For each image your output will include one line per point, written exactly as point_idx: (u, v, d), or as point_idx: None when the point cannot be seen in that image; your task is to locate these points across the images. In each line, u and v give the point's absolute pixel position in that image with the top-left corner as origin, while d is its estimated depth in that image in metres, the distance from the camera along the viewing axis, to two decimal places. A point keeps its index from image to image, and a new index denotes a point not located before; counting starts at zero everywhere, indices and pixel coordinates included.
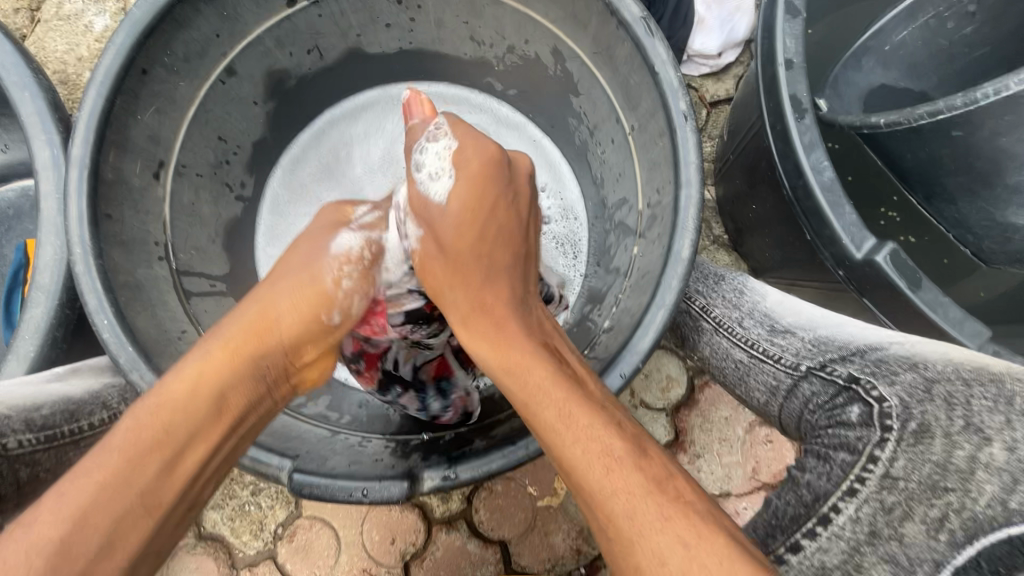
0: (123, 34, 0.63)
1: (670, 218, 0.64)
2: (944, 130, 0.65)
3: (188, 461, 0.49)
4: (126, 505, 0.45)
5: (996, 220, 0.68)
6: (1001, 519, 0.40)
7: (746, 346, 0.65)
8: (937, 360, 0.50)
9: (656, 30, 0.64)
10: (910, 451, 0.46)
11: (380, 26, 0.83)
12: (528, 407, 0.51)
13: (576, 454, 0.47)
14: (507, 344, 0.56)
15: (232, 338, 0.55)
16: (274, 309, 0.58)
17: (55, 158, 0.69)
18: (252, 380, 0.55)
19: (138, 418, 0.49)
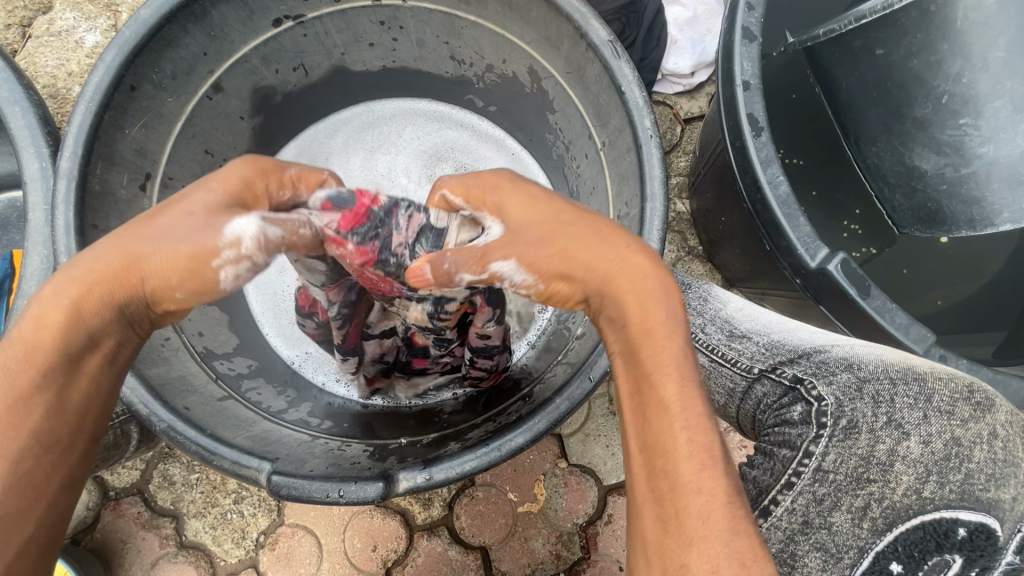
0: (113, 53, 0.66)
1: (636, 229, 0.67)
2: (868, 48, 0.75)
3: (71, 401, 0.46)
4: (14, 451, 0.43)
5: (906, 164, 0.77)
6: (917, 508, 0.46)
7: (708, 351, 0.67)
8: (870, 362, 0.54)
9: (622, 52, 0.67)
10: (840, 446, 0.50)
11: (363, 46, 0.87)
12: (650, 373, 0.45)
13: (678, 439, 0.43)
14: (645, 302, 0.48)
15: (89, 281, 0.47)
16: (139, 245, 0.47)
17: (44, 171, 0.71)
18: (117, 321, 0.48)
19: (5, 369, 0.44)
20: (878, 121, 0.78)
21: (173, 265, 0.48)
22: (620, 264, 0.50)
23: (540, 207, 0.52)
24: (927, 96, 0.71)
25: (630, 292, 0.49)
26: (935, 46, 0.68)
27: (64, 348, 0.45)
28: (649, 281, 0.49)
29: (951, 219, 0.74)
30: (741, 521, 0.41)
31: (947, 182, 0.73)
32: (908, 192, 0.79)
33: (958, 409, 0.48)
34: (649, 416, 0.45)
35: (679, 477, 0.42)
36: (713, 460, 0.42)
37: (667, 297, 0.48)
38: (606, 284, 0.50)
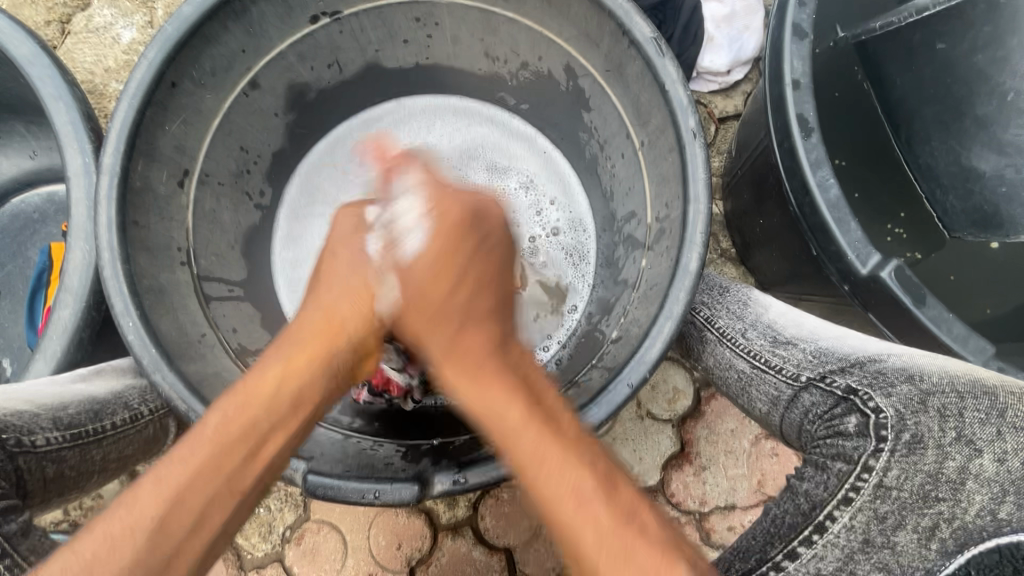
0: (155, 49, 0.66)
1: (677, 232, 0.66)
2: (929, 42, 0.76)
3: (267, 454, 0.50)
4: (211, 497, 0.47)
5: (963, 163, 0.78)
6: (991, 530, 0.44)
7: (749, 357, 0.65)
8: (933, 372, 0.52)
9: (667, 50, 0.66)
10: (904, 461, 0.48)
11: (398, 42, 0.86)
12: (503, 440, 0.51)
13: (551, 495, 0.46)
14: (476, 378, 0.55)
15: (309, 340, 0.57)
16: (337, 304, 0.60)
17: (87, 166, 0.72)
18: (325, 375, 0.56)
19: (226, 413, 0.50)
20: (933, 118, 0.80)
21: (364, 313, 0.60)
22: (459, 339, 0.58)
23: (431, 273, 0.61)
24: (991, 92, 0.73)
25: (455, 370, 0.56)
26: (1003, 41, 0.71)
27: (278, 398, 0.52)
28: (478, 356, 0.56)
29: (1009, 223, 0.74)
30: (632, 545, 0.43)
31: (1007, 184, 0.73)
32: (963, 194, 0.79)
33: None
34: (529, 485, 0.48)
35: (573, 537, 0.45)
36: (586, 498, 0.45)
37: (486, 366, 0.55)
38: (463, 367, 0.56)
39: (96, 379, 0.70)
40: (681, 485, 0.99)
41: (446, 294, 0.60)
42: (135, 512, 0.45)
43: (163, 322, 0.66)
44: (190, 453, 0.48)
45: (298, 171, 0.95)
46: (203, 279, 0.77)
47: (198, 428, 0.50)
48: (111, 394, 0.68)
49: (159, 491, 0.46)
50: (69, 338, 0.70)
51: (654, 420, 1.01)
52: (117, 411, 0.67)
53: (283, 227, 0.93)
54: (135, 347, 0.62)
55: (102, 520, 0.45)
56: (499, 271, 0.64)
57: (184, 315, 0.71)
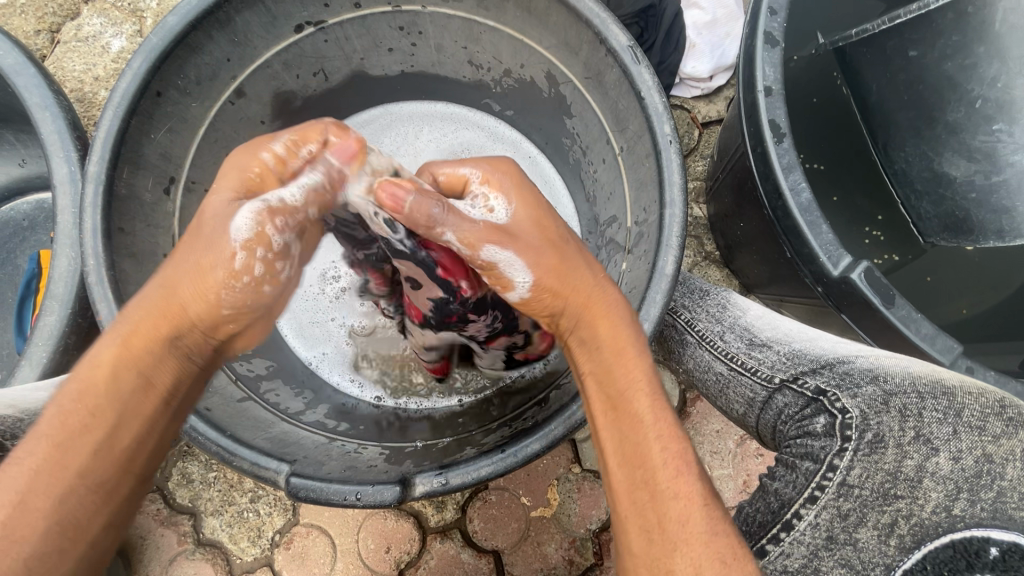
0: (140, 59, 0.67)
1: (655, 236, 0.67)
2: (902, 49, 0.77)
3: (120, 444, 0.48)
4: (59, 493, 0.45)
5: (934, 169, 0.79)
6: (946, 526, 0.45)
7: (726, 359, 0.67)
8: (896, 373, 0.53)
9: (642, 58, 0.67)
10: (865, 460, 0.49)
11: (382, 51, 0.88)
12: (624, 390, 0.50)
13: (655, 449, 0.47)
14: (609, 321, 0.54)
15: (142, 320, 0.51)
16: (181, 285, 0.51)
17: (72, 175, 0.72)
18: (174, 360, 0.52)
19: (62, 406, 0.47)
20: (908, 124, 0.81)
21: (210, 303, 0.52)
22: (570, 275, 0.55)
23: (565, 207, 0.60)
24: (960, 99, 0.73)
25: (585, 311, 0.55)
26: (970, 48, 0.71)
27: (114, 389, 0.48)
28: (615, 305, 0.55)
29: (979, 228, 0.76)
30: (717, 523, 0.45)
31: (977, 189, 0.74)
32: (936, 199, 0.81)
33: (990, 424, 0.47)
34: (626, 430, 0.48)
35: (659, 485, 0.46)
36: (684, 465, 0.46)
37: (619, 317, 0.54)
38: (584, 309, 0.55)
39: None
40: None
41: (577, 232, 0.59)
42: None
43: None
44: (35, 451, 0.46)
45: None
46: None
47: (31, 432, 0.47)
48: None
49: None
50: (54, 346, 0.71)
51: None
52: None
53: None
54: None
55: None
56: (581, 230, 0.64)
57: None
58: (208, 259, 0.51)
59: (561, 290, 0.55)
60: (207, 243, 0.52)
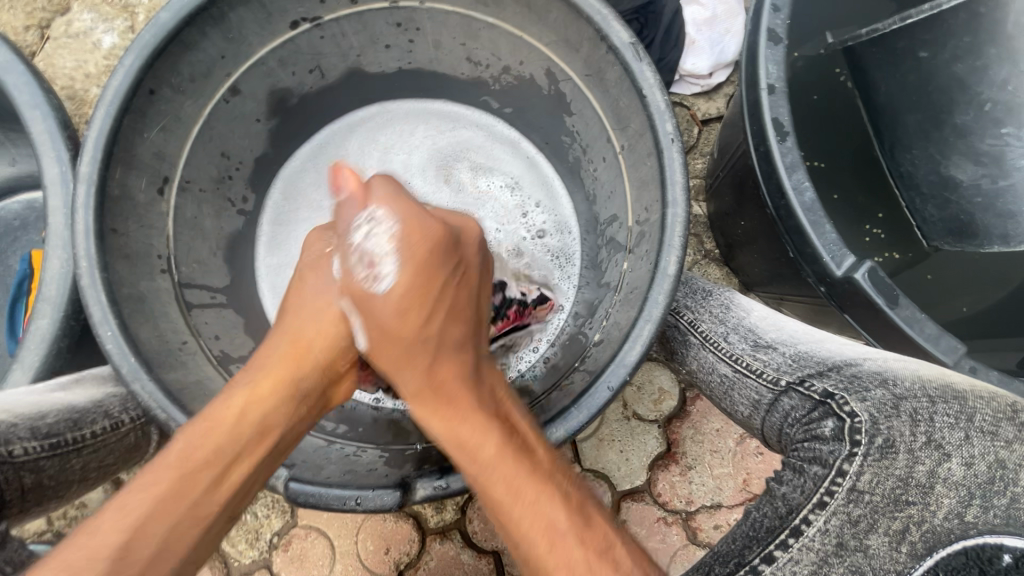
0: (132, 56, 0.66)
1: (657, 235, 0.66)
2: (912, 51, 0.76)
3: (233, 477, 0.53)
4: (173, 519, 0.49)
5: (941, 174, 0.79)
6: (959, 532, 0.45)
7: (731, 360, 0.66)
8: (906, 378, 0.54)
9: (644, 55, 0.66)
10: (876, 466, 0.49)
11: (379, 47, 0.86)
12: (480, 477, 0.55)
13: (523, 527, 0.51)
14: (457, 420, 0.57)
15: (273, 366, 0.59)
16: (305, 329, 0.62)
17: (64, 175, 0.71)
18: (294, 403, 0.58)
19: (192, 439, 0.52)
20: (916, 126, 0.80)
21: (328, 348, 0.62)
22: (413, 360, 0.60)
23: (405, 309, 0.59)
24: (969, 103, 0.73)
25: (435, 403, 0.59)
26: (981, 50, 0.71)
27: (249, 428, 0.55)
28: (457, 404, 0.58)
29: (983, 231, 0.77)
30: None
31: (982, 195, 0.75)
32: (941, 202, 0.81)
33: (1002, 429, 0.49)
34: (500, 511, 0.53)
35: (537, 560, 0.50)
36: (558, 533, 0.50)
37: (461, 400, 0.59)
38: (437, 396, 0.59)
39: (75, 388, 0.68)
40: (667, 485, 1.00)
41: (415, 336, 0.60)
42: (98, 536, 0.47)
43: (143, 331, 0.66)
44: (158, 476, 0.50)
45: (281, 177, 0.95)
46: (183, 286, 0.77)
47: (162, 457, 0.51)
48: (91, 403, 0.66)
49: (122, 517, 0.48)
50: (47, 347, 0.70)
51: (640, 421, 1.02)
52: (98, 419, 0.65)
53: (267, 233, 0.93)
54: (114, 356, 0.61)
55: (63, 547, 0.47)
56: (472, 297, 0.65)
57: (165, 322, 0.71)
58: (324, 304, 0.63)
59: (436, 384, 0.59)
60: (317, 293, 0.64)
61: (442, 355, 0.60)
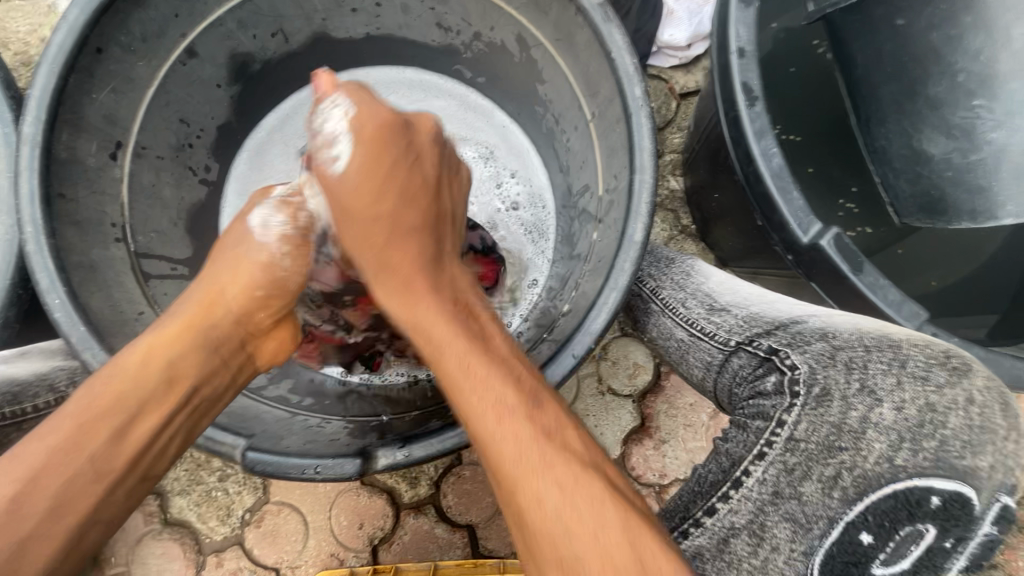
0: (75, 11, 0.62)
1: (624, 202, 0.65)
2: (890, 18, 0.76)
3: (136, 433, 0.53)
4: (71, 472, 0.49)
5: (914, 146, 0.78)
6: (889, 477, 0.47)
7: (687, 325, 0.66)
8: (846, 330, 0.55)
9: (613, 16, 0.65)
10: (812, 414, 0.51)
11: (345, 11, 0.83)
12: (434, 356, 0.53)
13: (471, 401, 0.49)
14: (414, 298, 0.56)
15: (181, 319, 0.59)
16: (219, 286, 0.61)
17: (8, 137, 0.68)
18: (200, 354, 0.58)
19: (93, 389, 0.52)
20: (891, 98, 0.79)
21: (242, 304, 0.61)
22: (370, 238, 0.60)
23: (360, 185, 0.59)
24: (943, 71, 0.73)
25: (393, 285, 0.58)
26: (958, 18, 0.72)
27: (146, 377, 0.54)
28: (417, 276, 0.58)
29: (953, 209, 0.75)
30: (549, 455, 0.46)
31: (954, 168, 0.74)
32: (911, 177, 0.79)
33: (934, 374, 0.49)
34: (451, 389, 0.51)
35: (482, 431, 0.48)
36: (507, 410, 0.48)
37: (420, 286, 0.57)
38: (389, 276, 0.58)
39: (18, 362, 0.67)
40: (641, 458, 1.01)
41: (370, 207, 0.59)
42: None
43: (94, 300, 0.64)
44: (55, 427, 0.50)
45: (246, 147, 0.92)
46: (140, 256, 0.74)
47: (61, 412, 0.52)
48: (33, 377, 0.65)
49: (15, 469, 0.48)
50: None
51: (615, 395, 1.02)
52: (39, 393, 0.64)
53: (233, 204, 0.91)
54: (63, 325, 0.59)
55: None
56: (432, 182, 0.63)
57: (119, 292, 0.68)
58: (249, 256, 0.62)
59: (386, 268, 0.59)
60: (241, 246, 0.63)
61: (401, 236, 0.59)
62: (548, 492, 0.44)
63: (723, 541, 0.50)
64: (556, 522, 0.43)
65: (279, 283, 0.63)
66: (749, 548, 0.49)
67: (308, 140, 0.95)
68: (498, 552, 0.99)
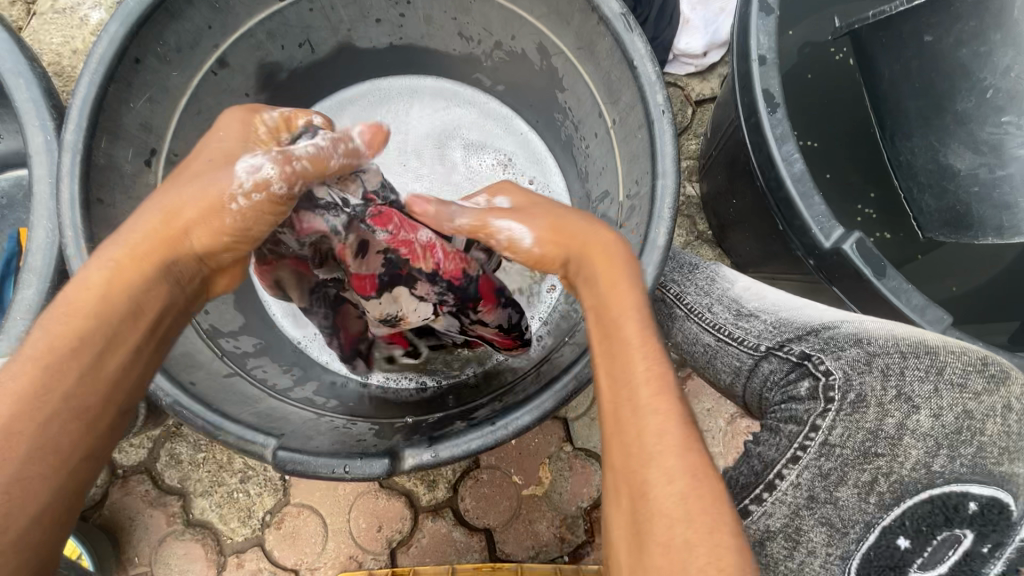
0: (116, 24, 0.65)
1: (647, 208, 0.66)
2: (917, 34, 0.75)
3: (105, 367, 0.46)
4: (44, 417, 0.43)
5: (940, 162, 0.78)
6: (925, 482, 0.48)
7: (714, 330, 0.67)
8: (880, 335, 0.54)
9: (635, 26, 0.66)
10: (847, 419, 0.51)
11: (370, 22, 0.85)
12: (615, 324, 0.48)
13: (645, 393, 0.44)
14: (616, 267, 0.52)
15: (137, 240, 0.49)
16: (185, 201, 0.51)
17: (49, 144, 0.70)
18: (163, 284, 0.50)
19: (49, 326, 0.44)
20: (917, 112, 0.79)
21: (201, 217, 0.51)
22: (569, 225, 0.57)
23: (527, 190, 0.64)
24: (971, 87, 0.72)
25: (598, 255, 0.53)
26: None
27: (107, 310, 0.46)
28: (619, 251, 0.53)
29: (979, 224, 0.74)
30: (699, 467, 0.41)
31: (980, 183, 0.73)
32: (938, 193, 0.79)
33: (972, 380, 0.49)
34: (616, 357, 0.47)
35: (645, 421, 0.43)
36: (677, 413, 0.43)
37: (622, 260, 0.53)
38: (582, 250, 0.55)
39: None
40: None
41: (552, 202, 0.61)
42: None
43: None
44: (14, 373, 0.43)
45: None
46: None
47: (19, 356, 0.44)
48: None
49: None
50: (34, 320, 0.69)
51: None
52: None
53: None
54: None
55: None
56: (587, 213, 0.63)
57: None
58: (207, 182, 0.52)
59: (563, 240, 0.56)
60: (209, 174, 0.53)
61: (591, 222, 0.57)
62: (665, 484, 0.41)
63: (758, 543, 0.52)
64: (670, 510, 0.40)
65: (249, 238, 0.55)
66: (785, 551, 0.50)
67: None
68: (515, 556, 0.99)
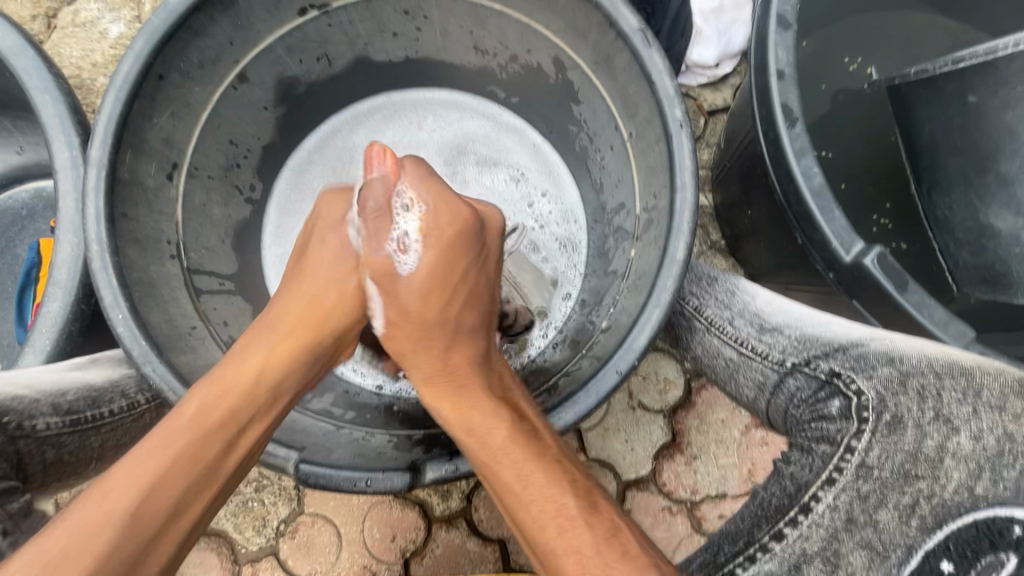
0: (142, 41, 0.66)
1: (665, 221, 0.66)
2: (961, 94, 0.74)
3: (247, 434, 0.56)
4: (195, 475, 0.52)
5: (980, 220, 0.76)
6: (969, 505, 0.50)
7: (737, 345, 0.67)
8: (913, 355, 0.58)
9: (653, 41, 0.66)
10: (884, 442, 0.54)
11: (387, 36, 0.86)
12: (489, 468, 0.59)
13: (535, 514, 0.56)
14: (467, 405, 0.63)
15: (293, 328, 0.62)
16: (321, 292, 0.65)
17: (74, 159, 0.72)
18: (306, 367, 0.62)
19: (205, 403, 0.55)
20: (959, 171, 0.78)
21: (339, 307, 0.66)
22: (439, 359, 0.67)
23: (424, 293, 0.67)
24: (1017, 151, 0.70)
25: (446, 400, 0.64)
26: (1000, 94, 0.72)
27: (256, 390, 0.57)
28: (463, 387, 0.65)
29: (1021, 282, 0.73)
30: (603, 545, 0.54)
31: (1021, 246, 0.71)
32: (976, 249, 0.78)
33: (1011, 404, 0.53)
34: (512, 506, 0.58)
35: (551, 546, 0.55)
36: (567, 516, 0.56)
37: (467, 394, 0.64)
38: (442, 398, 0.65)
39: (90, 369, 0.71)
40: (672, 474, 1.01)
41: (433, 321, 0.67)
42: (110, 497, 0.48)
43: (153, 315, 0.67)
44: (174, 433, 0.53)
45: (288, 164, 0.95)
46: (192, 273, 0.77)
47: (175, 421, 0.54)
48: (108, 383, 0.69)
49: (133, 482, 0.49)
50: (58, 331, 0.71)
51: (646, 411, 1.02)
52: (115, 399, 0.68)
53: (274, 223, 0.93)
54: (125, 339, 0.61)
55: (74, 507, 0.48)
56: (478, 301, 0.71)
57: (175, 308, 0.71)
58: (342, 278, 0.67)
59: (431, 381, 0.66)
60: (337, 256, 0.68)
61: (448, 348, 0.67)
62: None
63: (794, 567, 0.51)
64: None
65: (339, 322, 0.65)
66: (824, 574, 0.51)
67: (345, 161, 0.97)
68: (529, 568, 0.99)
